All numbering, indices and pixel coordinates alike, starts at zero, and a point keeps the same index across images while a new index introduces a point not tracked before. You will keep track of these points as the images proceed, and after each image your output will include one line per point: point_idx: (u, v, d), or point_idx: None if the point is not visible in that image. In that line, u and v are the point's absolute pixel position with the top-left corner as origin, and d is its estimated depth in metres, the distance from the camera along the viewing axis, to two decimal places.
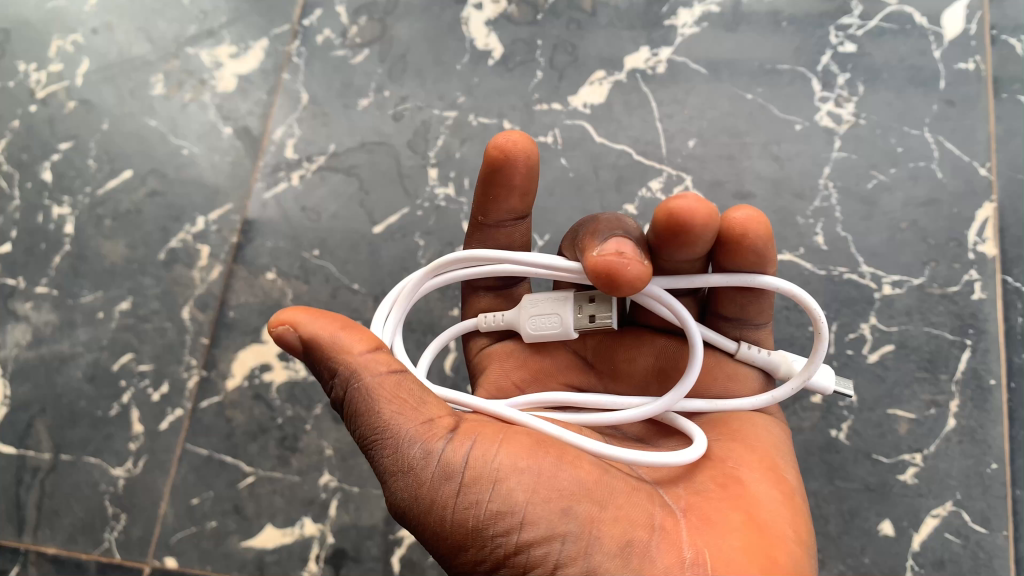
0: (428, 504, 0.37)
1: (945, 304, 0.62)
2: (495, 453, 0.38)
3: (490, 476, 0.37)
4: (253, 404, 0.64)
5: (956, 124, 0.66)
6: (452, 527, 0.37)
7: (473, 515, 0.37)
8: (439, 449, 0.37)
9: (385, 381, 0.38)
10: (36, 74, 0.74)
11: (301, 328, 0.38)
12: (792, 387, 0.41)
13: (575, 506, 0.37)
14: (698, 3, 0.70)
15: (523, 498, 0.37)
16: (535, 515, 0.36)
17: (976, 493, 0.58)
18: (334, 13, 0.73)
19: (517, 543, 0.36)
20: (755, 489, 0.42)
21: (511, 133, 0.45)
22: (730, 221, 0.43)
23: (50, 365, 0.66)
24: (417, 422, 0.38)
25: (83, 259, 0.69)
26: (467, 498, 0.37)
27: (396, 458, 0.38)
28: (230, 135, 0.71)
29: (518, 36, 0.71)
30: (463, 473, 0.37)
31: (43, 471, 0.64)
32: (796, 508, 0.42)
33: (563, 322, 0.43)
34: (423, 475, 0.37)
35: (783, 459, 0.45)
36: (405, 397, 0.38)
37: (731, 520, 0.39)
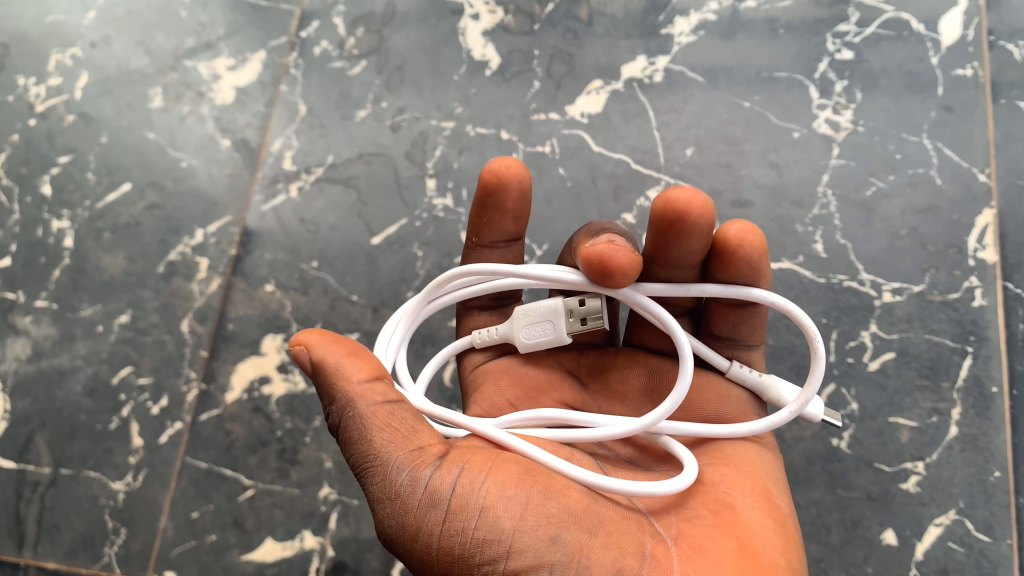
0: (416, 532, 0.37)
1: (946, 311, 0.62)
2: (483, 481, 0.38)
3: (477, 504, 0.37)
4: (253, 417, 0.63)
5: (954, 131, 0.66)
6: (440, 554, 0.37)
7: (459, 542, 0.36)
8: (428, 477, 0.37)
9: (377, 409, 0.38)
10: (35, 88, 0.74)
11: (312, 350, 0.39)
12: (790, 412, 0.40)
13: (563, 534, 0.37)
14: (695, 11, 0.70)
15: (510, 524, 0.36)
16: (522, 543, 0.36)
17: (979, 502, 0.58)
18: (331, 24, 0.73)
19: (505, 572, 0.36)
20: (746, 515, 0.41)
21: (504, 158, 0.46)
22: (724, 234, 0.43)
23: (50, 379, 0.66)
24: (406, 450, 0.38)
25: (82, 272, 0.69)
26: (454, 526, 0.37)
27: (387, 485, 0.38)
28: (228, 147, 0.71)
29: (515, 46, 0.71)
30: (451, 500, 0.37)
31: (43, 486, 0.64)
32: (788, 534, 0.42)
33: (556, 329, 0.43)
34: (412, 502, 0.37)
35: (776, 483, 0.45)
36: (396, 426, 0.38)
37: (723, 548, 0.39)
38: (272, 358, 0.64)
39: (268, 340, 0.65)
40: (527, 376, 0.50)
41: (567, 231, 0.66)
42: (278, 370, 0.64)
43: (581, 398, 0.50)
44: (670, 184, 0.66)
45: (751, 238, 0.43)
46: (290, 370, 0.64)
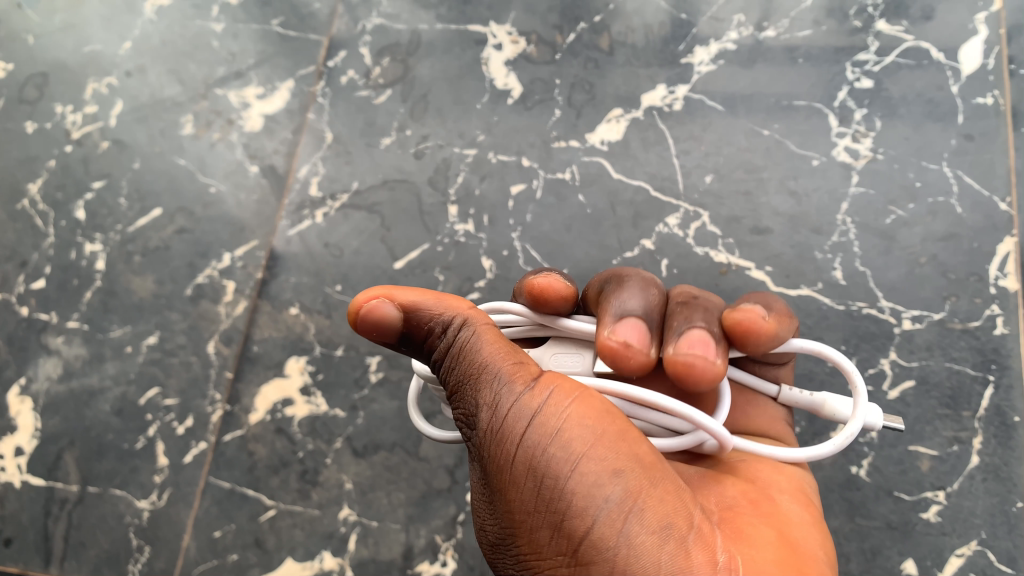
0: (495, 437, 0.38)
1: (967, 340, 0.62)
2: (568, 406, 0.38)
3: (557, 426, 0.38)
4: (275, 438, 0.64)
5: (975, 158, 0.66)
6: (507, 462, 0.38)
7: (533, 454, 0.37)
8: (516, 390, 0.39)
9: (487, 329, 0.40)
10: (72, 116, 0.76)
11: (396, 298, 0.39)
12: (835, 446, 0.40)
13: (629, 472, 0.37)
14: (715, 41, 0.71)
15: (581, 449, 0.37)
16: (589, 469, 0.37)
17: (1002, 533, 0.57)
18: (357, 55, 0.75)
19: (564, 491, 0.36)
20: (786, 509, 0.44)
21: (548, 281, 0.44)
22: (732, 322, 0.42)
23: (80, 398, 0.68)
24: (506, 364, 0.39)
25: (113, 294, 0.70)
26: (526, 437, 0.38)
27: (476, 389, 0.39)
28: (256, 173, 0.73)
29: (537, 75, 0.72)
30: (531, 413, 0.38)
31: (71, 503, 0.65)
32: (822, 528, 0.45)
33: (586, 360, 0.43)
34: (494, 410, 0.38)
35: (809, 490, 0.48)
36: (501, 342, 0.40)
37: (763, 535, 0.41)
38: (296, 380, 0.66)
39: (292, 362, 0.66)
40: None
41: (586, 257, 0.66)
42: (301, 392, 0.65)
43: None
44: (688, 211, 0.67)
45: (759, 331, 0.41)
46: (312, 392, 0.65)
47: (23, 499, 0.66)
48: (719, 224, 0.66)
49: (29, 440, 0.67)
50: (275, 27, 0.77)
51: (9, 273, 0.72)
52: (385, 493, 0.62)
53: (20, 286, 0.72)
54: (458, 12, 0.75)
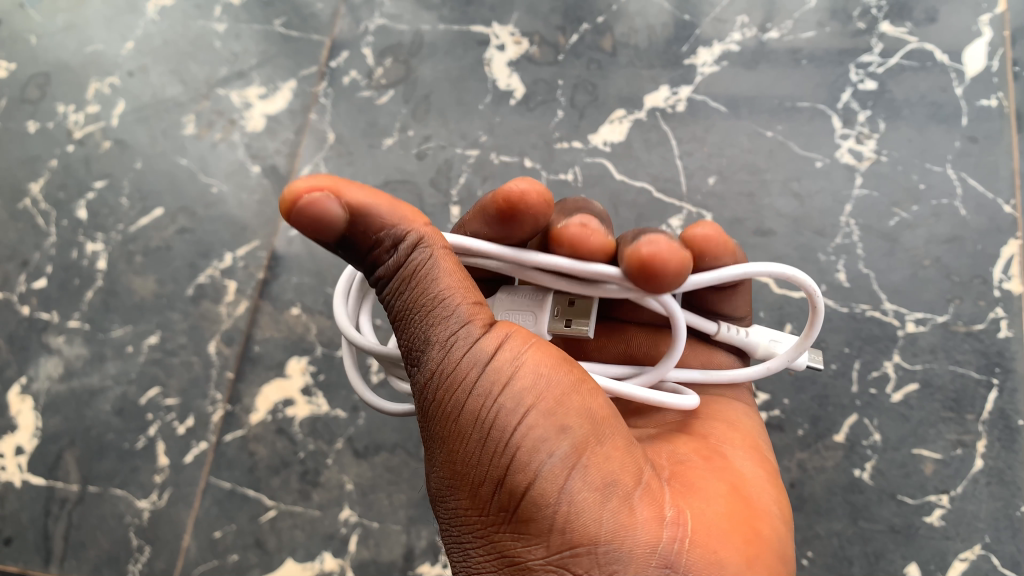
0: (442, 380, 0.38)
1: (971, 342, 0.61)
2: (521, 356, 0.38)
3: (507, 374, 0.38)
4: (276, 438, 0.64)
5: (978, 161, 0.66)
6: (455, 411, 0.37)
7: (481, 402, 0.37)
8: (478, 336, 0.38)
9: (449, 260, 0.39)
10: (74, 115, 0.76)
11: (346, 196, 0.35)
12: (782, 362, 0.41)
13: (577, 428, 0.37)
14: (718, 42, 0.71)
15: (531, 401, 0.37)
16: (536, 421, 0.37)
17: (1006, 537, 0.57)
18: (360, 55, 0.75)
19: (509, 443, 0.36)
20: (738, 465, 0.45)
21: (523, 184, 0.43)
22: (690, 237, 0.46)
23: (81, 398, 0.68)
24: (465, 303, 0.38)
25: (114, 294, 0.70)
26: (482, 387, 0.37)
27: (429, 327, 0.38)
28: (258, 173, 0.73)
29: (540, 76, 0.72)
30: (489, 363, 0.38)
31: (71, 503, 0.65)
32: (776, 481, 0.46)
33: (537, 323, 0.43)
34: (445, 350, 0.38)
35: (762, 441, 0.49)
36: (461, 277, 0.39)
37: (715, 488, 0.42)
38: (296, 380, 0.66)
39: (292, 363, 0.66)
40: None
41: None
42: (301, 393, 0.65)
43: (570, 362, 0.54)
44: (692, 213, 0.67)
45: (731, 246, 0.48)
46: (313, 392, 0.65)
47: (24, 499, 0.66)
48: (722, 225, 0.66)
49: (30, 440, 0.67)
50: (277, 27, 0.77)
51: (10, 272, 0.72)
52: (385, 494, 0.62)
53: (21, 285, 0.72)
54: (460, 12, 0.75)
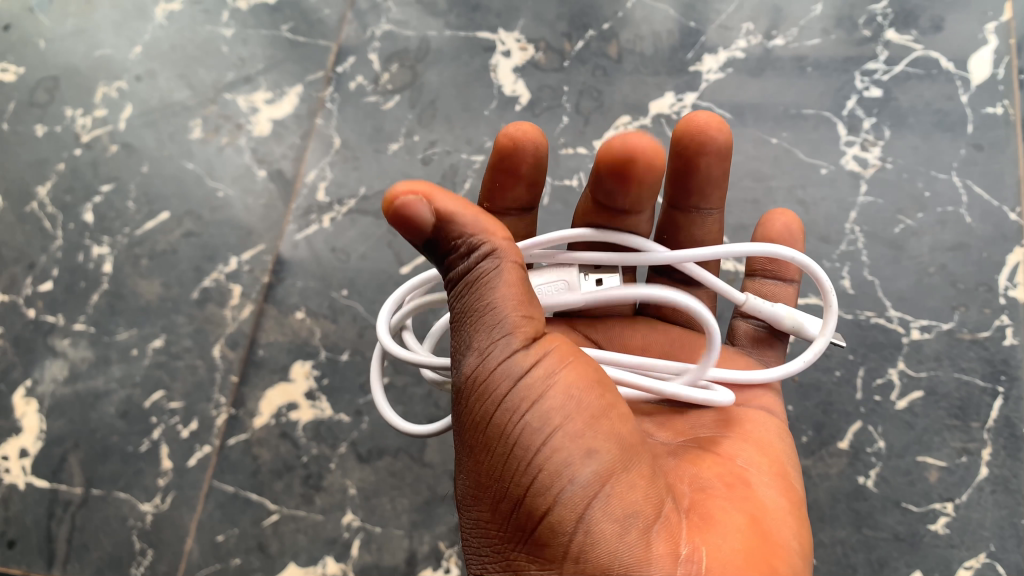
0: (474, 386, 0.39)
1: (976, 350, 0.61)
2: (559, 371, 0.38)
3: (540, 389, 0.38)
4: (280, 442, 0.64)
5: (984, 168, 0.66)
6: (488, 418, 0.38)
7: (509, 416, 0.38)
8: (515, 349, 0.38)
9: (513, 270, 0.38)
10: (82, 119, 0.77)
11: (435, 202, 0.36)
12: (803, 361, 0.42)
13: (603, 454, 0.37)
14: (723, 49, 0.71)
15: (560, 422, 0.37)
16: (561, 444, 0.37)
17: (1011, 545, 0.57)
18: (366, 60, 0.76)
19: (532, 464, 0.37)
20: (762, 494, 0.43)
21: (521, 124, 0.48)
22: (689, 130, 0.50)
23: (85, 401, 0.68)
24: (517, 314, 0.39)
25: (120, 297, 0.70)
26: (513, 401, 0.38)
27: (473, 331, 0.39)
28: (264, 177, 0.73)
29: (545, 82, 0.72)
30: (523, 378, 0.38)
31: (74, 505, 0.65)
32: (799, 515, 0.43)
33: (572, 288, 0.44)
34: (482, 356, 0.39)
35: (791, 464, 0.47)
36: (524, 292, 0.39)
37: (734, 520, 0.40)
38: (301, 384, 0.66)
39: (297, 367, 0.66)
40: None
41: None
42: (305, 397, 0.65)
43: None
44: None
45: (795, 225, 0.54)
46: (317, 396, 0.65)
47: (27, 501, 0.66)
48: (726, 232, 0.66)
49: (34, 442, 0.67)
50: (284, 32, 0.77)
51: (16, 275, 0.72)
52: (388, 498, 0.62)
53: (26, 288, 0.72)
54: (467, 18, 0.75)
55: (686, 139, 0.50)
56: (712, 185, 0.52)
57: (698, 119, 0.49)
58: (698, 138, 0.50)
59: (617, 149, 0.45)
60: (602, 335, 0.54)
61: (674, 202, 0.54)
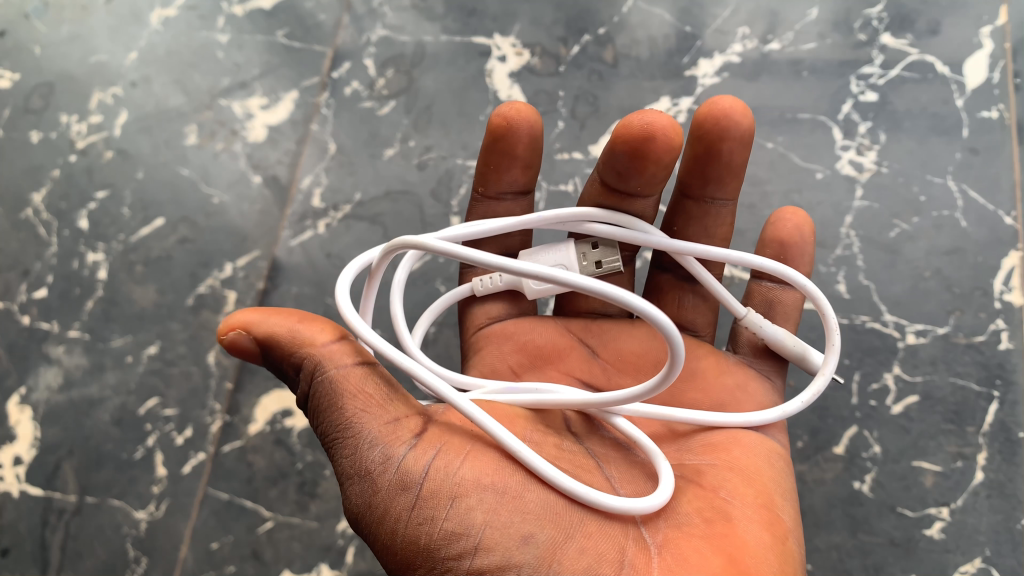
0: (373, 510, 0.39)
1: (971, 354, 0.61)
2: (458, 465, 0.39)
3: (448, 491, 0.38)
4: (274, 449, 0.65)
5: (980, 173, 0.66)
6: (401, 543, 0.38)
7: (426, 531, 0.38)
8: (399, 454, 0.39)
9: (351, 371, 0.41)
10: (77, 125, 0.76)
11: (254, 330, 0.41)
12: (801, 404, 0.43)
13: (538, 534, 0.37)
14: (719, 53, 0.71)
15: (481, 519, 0.37)
16: (494, 541, 0.37)
17: (1006, 550, 0.56)
18: (362, 66, 0.75)
19: (471, 568, 0.37)
20: (742, 529, 0.42)
21: (514, 104, 0.52)
22: (713, 112, 0.50)
23: (80, 408, 0.68)
24: (381, 424, 0.40)
25: (114, 304, 0.70)
26: (420, 516, 0.38)
27: (349, 452, 0.40)
28: (259, 183, 0.73)
29: (541, 87, 0.72)
30: (421, 486, 0.38)
31: (68, 513, 0.65)
32: (784, 550, 0.42)
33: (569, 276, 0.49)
34: (369, 478, 0.39)
35: (780, 495, 0.46)
36: (369, 392, 0.40)
37: (709, 563, 0.39)
38: (295, 391, 0.66)
39: None
40: (531, 344, 0.53)
41: None
42: None
43: (591, 368, 0.53)
44: None
45: (805, 226, 0.53)
46: None
47: (21, 509, 0.65)
48: None
49: (28, 449, 0.67)
50: (280, 37, 0.77)
51: (11, 282, 0.72)
52: None
53: (21, 295, 0.72)
54: (462, 23, 0.75)
55: (709, 124, 0.50)
56: (729, 172, 0.52)
57: (723, 105, 0.49)
58: (721, 122, 0.50)
59: (636, 126, 0.48)
60: (598, 342, 0.54)
61: (686, 187, 0.54)
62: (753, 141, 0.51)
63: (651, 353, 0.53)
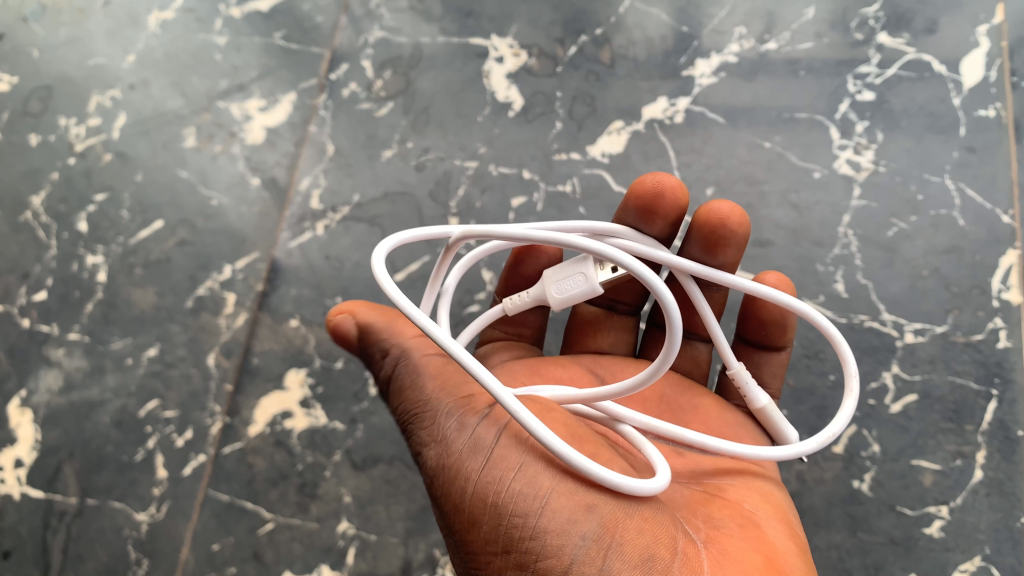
0: (449, 473, 0.42)
1: (969, 353, 0.61)
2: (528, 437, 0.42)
3: (518, 458, 0.41)
4: (274, 451, 0.65)
5: (977, 171, 0.66)
6: (472, 501, 0.41)
7: (494, 491, 0.40)
8: (475, 425, 0.42)
9: (434, 360, 0.46)
10: (76, 128, 0.76)
11: (357, 315, 0.48)
12: (819, 443, 0.42)
13: (601, 505, 0.40)
14: (716, 53, 0.71)
15: (549, 484, 0.40)
16: (560, 504, 0.40)
17: (1006, 548, 0.57)
18: (359, 67, 0.76)
19: (535, 527, 0.39)
20: (771, 535, 0.44)
21: None
22: (710, 212, 0.52)
23: (80, 411, 0.68)
24: (458, 400, 0.44)
25: (113, 307, 0.70)
26: (490, 476, 0.41)
27: (430, 426, 0.44)
28: (258, 186, 0.73)
29: (538, 88, 0.72)
30: (493, 451, 0.41)
31: (70, 515, 0.65)
32: (808, 558, 0.44)
33: (588, 279, 0.44)
34: (446, 445, 0.43)
35: (792, 514, 0.48)
36: (448, 375, 0.45)
37: (752, 558, 0.41)
38: (295, 393, 0.66)
39: (292, 374, 0.67)
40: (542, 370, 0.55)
41: None
42: (300, 405, 0.66)
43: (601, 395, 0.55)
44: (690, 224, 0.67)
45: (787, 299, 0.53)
46: (312, 405, 0.66)
47: (22, 511, 0.65)
48: None
49: (29, 452, 0.67)
50: (278, 40, 0.77)
51: (11, 285, 0.72)
52: (383, 506, 0.63)
53: (21, 298, 0.72)
54: (460, 24, 0.75)
55: (703, 226, 0.53)
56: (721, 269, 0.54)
57: (720, 211, 0.52)
58: (718, 230, 0.52)
59: (649, 184, 0.52)
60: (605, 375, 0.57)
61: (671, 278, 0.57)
62: (746, 247, 0.53)
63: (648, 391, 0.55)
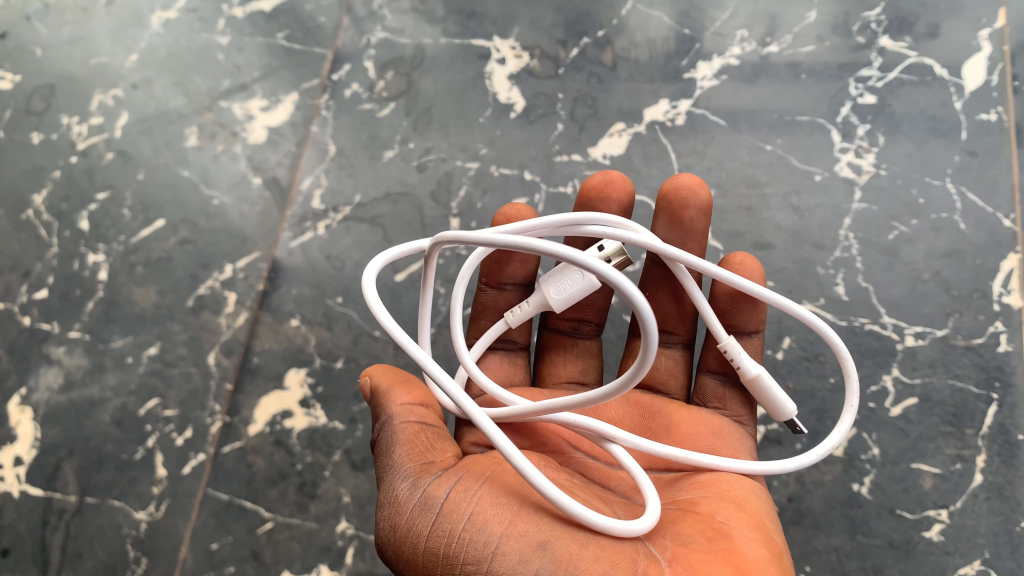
0: (401, 531, 0.43)
1: (970, 357, 0.61)
2: (475, 490, 0.43)
3: (466, 509, 0.42)
4: (274, 450, 0.65)
5: (978, 175, 0.66)
6: (423, 553, 0.42)
7: (444, 542, 0.41)
8: (428, 484, 0.44)
9: (406, 426, 0.47)
10: (78, 127, 0.76)
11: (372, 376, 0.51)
12: (819, 454, 0.44)
13: (553, 541, 0.40)
14: (718, 56, 0.71)
15: (497, 528, 0.40)
16: (507, 547, 0.40)
17: (1006, 553, 0.57)
18: (361, 68, 0.76)
19: (487, 570, 0.39)
20: (742, 545, 0.42)
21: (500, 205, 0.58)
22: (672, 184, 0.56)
23: (80, 409, 0.68)
24: (418, 462, 0.45)
25: (115, 305, 0.70)
26: (442, 528, 0.42)
27: (390, 487, 0.45)
28: (259, 185, 0.73)
29: (540, 89, 0.72)
30: (442, 504, 0.42)
31: (69, 514, 0.65)
32: (782, 564, 0.43)
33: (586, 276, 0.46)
34: (401, 504, 0.44)
35: (772, 522, 0.46)
36: (417, 441, 0.46)
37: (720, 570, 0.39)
38: (295, 392, 0.66)
39: (291, 374, 0.67)
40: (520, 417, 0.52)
41: None
42: (300, 405, 0.66)
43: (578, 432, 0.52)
44: None
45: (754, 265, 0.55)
46: (312, 404, 0.66)
47: (22, 509, 0.65)
48: (720, 238, 0.66)
49: (29, 450, 0.67)
50: (280, 40, 0.78)
51: (12, 282, 0.72)
52: None
53: (22, 296, 0.72)
54: (462, 25, 0.76)
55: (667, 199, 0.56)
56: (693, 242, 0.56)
57: (682, 182, 0.56)
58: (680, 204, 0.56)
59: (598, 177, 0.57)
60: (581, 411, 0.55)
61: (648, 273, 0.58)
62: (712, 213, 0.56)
63: (625, 419, 0.54)
